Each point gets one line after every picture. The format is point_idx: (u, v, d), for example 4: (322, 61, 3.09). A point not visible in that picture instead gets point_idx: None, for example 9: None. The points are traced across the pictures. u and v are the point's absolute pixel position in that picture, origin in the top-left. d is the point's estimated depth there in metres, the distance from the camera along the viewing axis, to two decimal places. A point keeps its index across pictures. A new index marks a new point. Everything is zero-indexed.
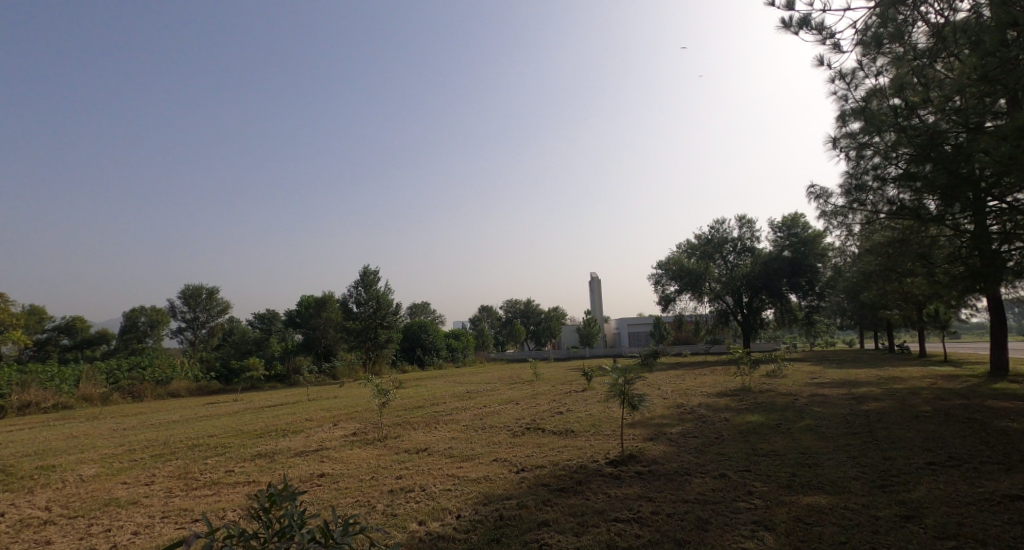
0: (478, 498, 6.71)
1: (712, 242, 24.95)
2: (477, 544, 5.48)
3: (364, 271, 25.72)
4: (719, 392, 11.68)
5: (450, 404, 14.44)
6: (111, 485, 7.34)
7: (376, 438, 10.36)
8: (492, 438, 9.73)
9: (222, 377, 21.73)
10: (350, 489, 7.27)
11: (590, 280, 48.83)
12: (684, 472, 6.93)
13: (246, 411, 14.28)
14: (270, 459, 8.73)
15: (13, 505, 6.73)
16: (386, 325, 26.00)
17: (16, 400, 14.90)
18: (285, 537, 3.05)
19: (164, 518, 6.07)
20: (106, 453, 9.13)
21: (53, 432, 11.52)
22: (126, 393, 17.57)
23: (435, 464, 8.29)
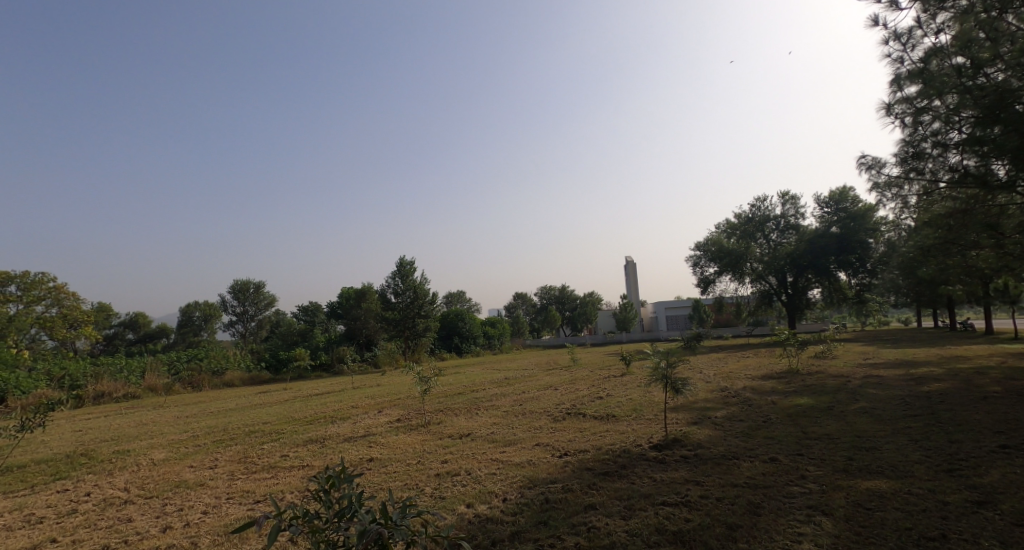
0: (523, 481, 6.80)
1: (753, 221, 24.33)
2: (526, 526, 5.56)
3: (401, 262, 26.14)
4: (765, 375, 11.39)
5: (490, 391, 14.58)
6: (180, 468, 7.77)
7: (419, 424, 10.57)
8: (533, 424, 9.79)
9: (272, 367, 22.46)
10: (398, 473, 7.47)
11: (625, 264, 48.14)
12: (732, 456, 6.82)
13: (296, 399, 14.84)
14: (321, 444, 9.06)
15: (96, 485, 7.21)
16: (423, 314, 26.41)
17: (92, 391, 15.88)
18: (343, 518, 3.17)
19: (229, 500, 6.37)
20: (173, 439, 9.65)
21: (122, 420, 12.21)
22: (186, 383, 18.45)
23: (478, 449, 8.42)
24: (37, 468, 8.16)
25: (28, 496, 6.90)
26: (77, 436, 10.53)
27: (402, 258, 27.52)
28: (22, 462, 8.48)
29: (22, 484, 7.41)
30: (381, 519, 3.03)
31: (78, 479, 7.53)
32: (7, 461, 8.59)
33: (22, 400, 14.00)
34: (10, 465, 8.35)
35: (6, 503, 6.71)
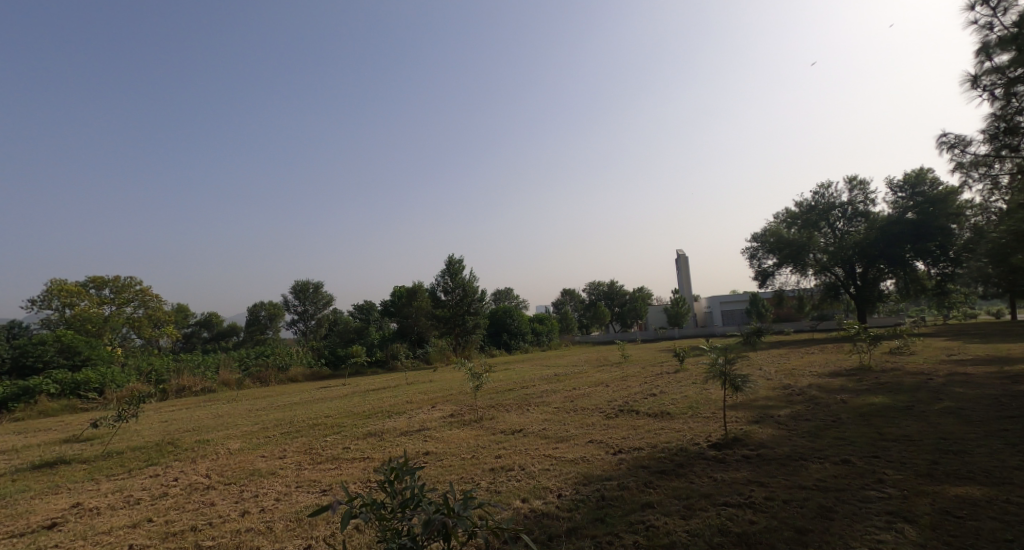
0: (578, 477, 6.75)
1: (816, 210, 23.21)
2: (583, 523, 5.52)
3: (450, 260, 26.77)
4: (832, 372, 10.82)
5: (540, 387, 14.55)
6: (253, 458, 8.18)
7: (472, 419, 10.67)
8: (586, 420, 9.71)
9: (331, 363, 23.27)
10: (454, 467, 7.57)
11: (676, 257, 46.90)
12: (798, 457, 6.52)
13: (354, 394, 15.37)
14: (380, 438, 9.30)
15: (181, 471, 7.69)
16: (473, 311, 27.10)
17: (175, 384, 16.97)
18: (406, 510, 3.28)
19: (298, 488, 6.65)
20: (245, 431, 10.18)
21: (200, 412, 12.97)
22: (255, 378, 19.39)
23: (531, 444, 8.42)
24: (132, 454, 8.79)
25: (126, 479, 7.45)
26: (163, 426, 11.27)
27: (450, 257, 27.58)
28: (118, 449, 9.15)
29: (120, 469, 8.00)
30: (445, 509, 3.13)
31: (166, 465, 8.05)
32: (107, 448, 9.30)
33: (115, 393, 15.13)
34: (109, 451, 9.03)
35: (107, 485, 7.25)
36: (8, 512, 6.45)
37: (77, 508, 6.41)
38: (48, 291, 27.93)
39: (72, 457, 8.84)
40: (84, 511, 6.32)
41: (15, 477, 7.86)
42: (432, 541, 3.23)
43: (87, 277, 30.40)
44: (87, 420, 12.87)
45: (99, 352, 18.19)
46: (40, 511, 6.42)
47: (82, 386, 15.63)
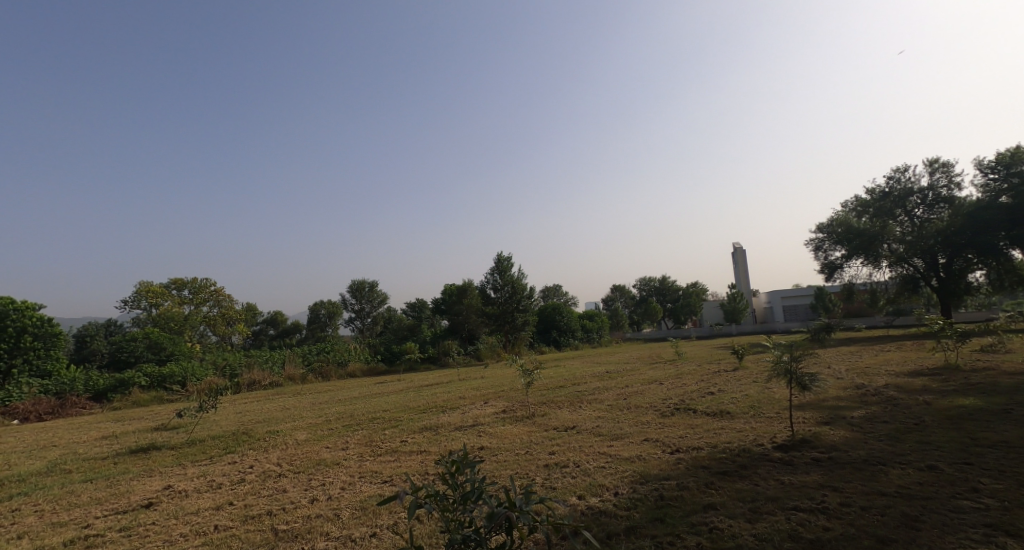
0: (634, 476, 6.58)
1: (891, 196, 21.90)
2: (641, 522, 5.36)
3: (499, 258, 27.32)
4: (911, 371, 10.09)
5: (593, 384, 14.35)
6: (318, 448, 8.45)
7: (524, 416, 10.62)
8: (640, 419, 9.46)
9: (386, 359, 23.83)
10: (508, 462, 7.55)
11: (733, 250, 45.25)
12: (876, 461, 6.10)
13: (409, 389, 15.66)
14: (435, 432, 9.41)
15: (253, 459, 8.04)
16: (521, 309, 27.54)
17: (246, 379, 17.87)
18: (467, 502, 3.45)
19: (361, 478, 6.83)
20: (310, 423, 10.55)
21: (269, 404, 13.57)
22: (318, 374, 20.15)
23: (585, 442, 8.28)
24: (212, 442, 9.29)
25: (207, 465, 7.87)
26: (237, 417, 11.86)
27: (499, 255, 27.91)
28: (200, 437, 9.69)
29: (202, 455, 8.45)
30: (509, 503, 3.28)
31: (242, 453, 8.45)
32: (191, 436, 9.87)
33: (195, 386, 16.09)
34: (192, 439, 9.58)
35: (193, 469, 7.69)
36: (110, 491, 6.93)
37: (169, 490, 6.82)
38: (137, 293, 30.12)
39: (161, 443, 9.42)
40: (175, 493, 6.72)
41: (115, 460, 8.45)
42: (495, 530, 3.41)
43: (169, 278, 32.57)
44: (173, 410, 13.73)
45: (181, 348, 19.46)
46: (138, 491, 6.87)
47: (168, 379, 16.67)
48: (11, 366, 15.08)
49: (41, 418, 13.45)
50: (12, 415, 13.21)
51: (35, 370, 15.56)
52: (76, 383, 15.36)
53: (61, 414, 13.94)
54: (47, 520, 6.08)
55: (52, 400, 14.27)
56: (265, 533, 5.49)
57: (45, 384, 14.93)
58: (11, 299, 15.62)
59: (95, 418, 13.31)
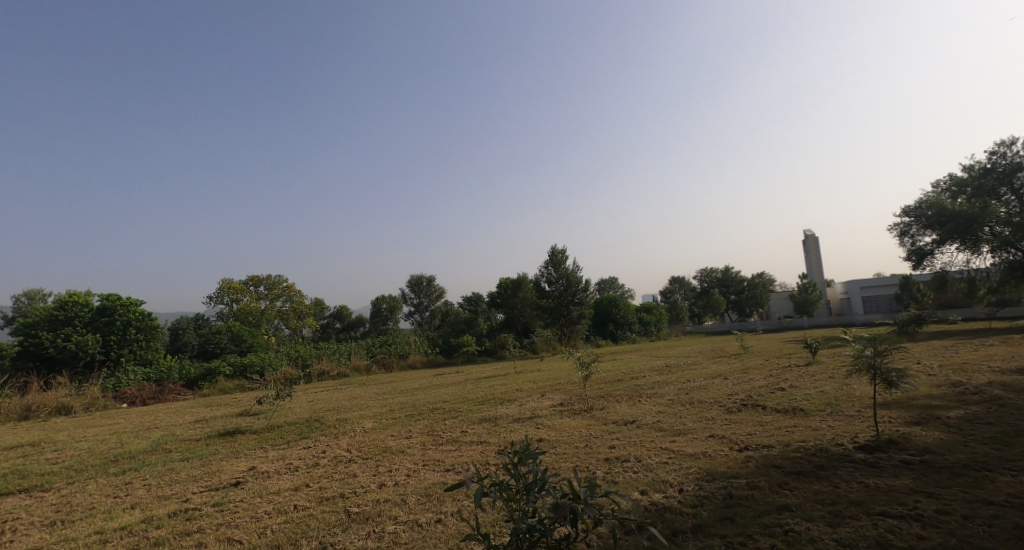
0: (700, 473, 6.25)
1: (993, 174, 19.96)
2: (709, 521, 5.07)
3: (553, 251, 27.06)
4: (1017, 368, 9.08)
5: (652, 378, 13.92)
6: (384, 436, 8.62)
7: (582, 409, 10.40)
8: (705, 414, 9.04)
9: (444, 351, 24.17)
10: (567, 455, 7.39)
11: (805, 238, 42.85)
12: (978, 467, 5.51)
13: (468, 381, 15.79)
14: (495, 423, 9.38)
15: (324, 445, 8.30)
16: (577, 302, 27.14)
17: (316, 369, 18.61)
18: (532, 491, 3.54)
19: (425, 465, 6.88)
20: (376, 412, 10.80)
21: (337, 394, 14.03)
22: (381, 365, 20.71)
23: (646, 436, 7.99)
24: (289, 427, 9.69)
25: (286, 449, 8.20)
26: (308, 405, 12.33)
27: (551, 247, 27.33)
28: (279, 422, 10.14)
29: (281, 439, 8.82)
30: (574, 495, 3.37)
31: (315, 439, 8.74)
32: (270, 422, 10.34)
33: (272, 376, 16.91)
34: (272, 424, 10.04)
35: (273, 452, 8.03)
36: (203, 470, 7.32)
37: (253, 471, 7.13)
38: (220, 289, 32.10)
39: (245, 428, 9.91)
40: (258, 473, 7.02)
41: (206, 442, 8.98)
42: (560, 520, 3.52)
43: (247, 275, 34.52)
44: (254, 398, 14.49)
45: (258, 342, 20.64)
46: (226, 471, 7.23)
47: (248, 368, 17.60)
48: (119, 355, 16.46)
49: (144, 403, 14.48)
50: (121, 399, 14.35)
51: (138, 358, 16.87)
52: (171, 371, 16.45)
53: (160, 399, 14.98)
54: (152, 493, 6.48)
55: (152, 387, 15.35)
56: (338, 514, 5.61)
57: (147, 372, 16.09)
58: (118, 296, 17.21)
59: (188, 403, 14.27)
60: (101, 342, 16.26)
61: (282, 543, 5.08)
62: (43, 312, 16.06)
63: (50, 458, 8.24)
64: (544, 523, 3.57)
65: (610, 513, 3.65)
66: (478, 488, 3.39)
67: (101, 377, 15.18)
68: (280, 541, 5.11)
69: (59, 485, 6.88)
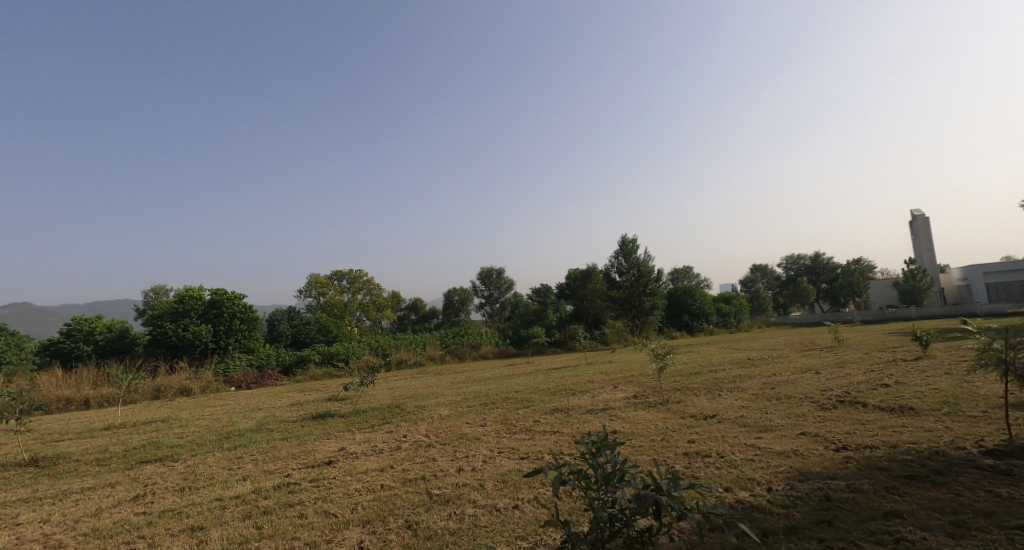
0: (793, 472, 5.88)
1: None
2: (804, 522, 4.77)
3: (624, 241, 26.68)
4: None
5: (732, 371, 13.29)
6: (461, 424, 8.79)
7: (658, 402, 10.11)
8: (794, 411, 8.50)
9: (515, 342, 24.38)
10: (645, 448, 7.21)
11: (913, 218, 39.25)
12: None
13: (539, 372, 15.83)
14: (567, 414, 9.32)
15: (405, 430, 8.59)
16: (649, 292, 26.47)
17: (394, 358, 19.39)
18: (611, 482, 3.55)
19: (501, 453, 6.96)
20: (451, 400, 11.07)
21: (414, 382, 14.53)
22: (455, 354, 21.23)
23: (729, 432, 7.63)
24: (372, 412, 10.15)
25: (371, 432, 8.58)
26: (388, 392, 12.86)
27: (623, 236, 26.85)
28: (363, 408, 10.64)
29: (366, 423, 9.25)
30: (657, 487, 3.37)
31: (396, 424, 9.08)
32: (355, 407, 10.88)
33: (356, 364, 17.81)
34: (357, 409, 10.56)
35: (359, 435, 8.43)
36: (300, 449, 7.82)
37: (343, 451, 7.52)
38: (309, 283, 34.29)
39: (334, 412, 10.49)
40: (348, 454, 7.40)
41: (301, 423, 9.59)
42: (642, 511, 3.50)
43: (332, 271, 36.59)
44: (340, 384, 15.31)
45: (342, 332, 21.84)
46: (320, 450, 7.67)
47: (335, 356, 18.61)
48: (227, 343, 17.91)
49: (249, 387, 15.71)
50: (230, 383, 15.65)
51: (242, 347, 18.31)
52: (270, 358, 17.78)
53: (262, 383, 16.17)
54: (259, 467, 7.00)
55: (255, 372, 16.62)
56: (422, 495, 5.80)
57: (250, 359, 17.47)
58: (224, 290, 18.85)
59: (285, 388, 15.33)
60: (213, 331, 17.82)
61: (370, 519, 5.31)
62: (165, 304, 17.87)
63: (174, 432, 9.11)
64: (625, 514, 3.56)
65: (697, 506, 3.56)
66: (556, 478, 3.42)
67: (213, 363, 16.65)
68: (370, 517, 5.35)
69: (183, 457, 7.58)
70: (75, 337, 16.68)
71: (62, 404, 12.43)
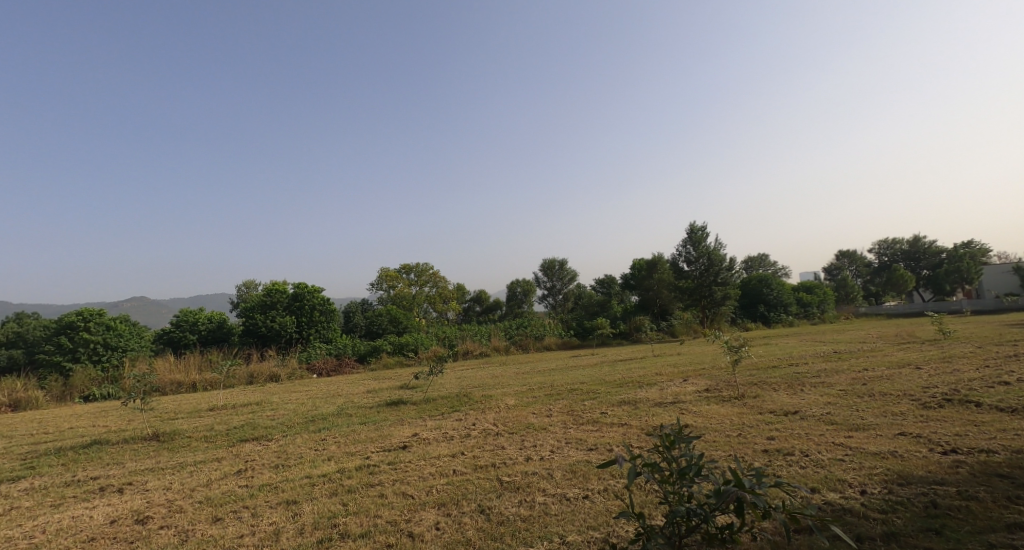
0: (889, 474, 5.50)
1: None
2: (906, 530, 4.47)
3: (692, 229, 25.79)
4: None
5: (816, 366, 12.54)
6: (528, 413, 8.87)
7: (733, 396, 9.72)
8: (890, 409, 7.92)
9: (579, 334, 24.22)
10: (720, 443, 6.97)
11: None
12: None
13: (604, 363, 15.69)
14: (635, 406, 9.18)
15: (474, 419, 8.78)
16: (720, 282, 25.44)
17: (461, 348, 19.83)
18: (687, 476, 3.45)
19: (569, 443, 6.97)
20: (518, 390, 11.18)
21: (481, 372, 14.80)
22: (519, 346, 21.41)
23: (813, 429, 7.24)
24: (441, 401, 10.45)
25: (442, 420, 8.84)
26: (457, 381, 13.16)
27: (691, 224, 25.89)
28: (433, 396, 10.98)
29: (436, 411, 9.54)
30: (740, 484, 3.26)
31: (465, 412, 9.29)
32: (426, 395, 11.25)
33: (425, 354, 18.37)
34: (427, 397, 10.90)
35: (431, 422, 8.71)
36: (377, 433, 8.19)
37: (417, 437, 7.80)
38: (379, 277, 35.81)
39: (406, 399, 10.89)
40: (422, 439, 7.67)
41: (377, 409, 10.04)
42: (722, 507, 3.39)
43: (401, 265, 37.95)
44: (411, 373, 15.86)
45: (411, 322, 22.59)
46: (395, 435, 8.00)
47: (406, 346, 19.27)
48: (309, 333, 18.99)
49: (329, 374, 16.62)
50: (312, 370, 16.62)
51: (322, 337, 19.35)
52: (347, 347, 18.69)
53: (340, 371, 17.05)
54: (341, 449, 7.41)
55: (334, 361, 17.53)
56: (492, 482, 5.91)
57: (329, 348, 18.44)
58: (305, 284, 19.97)
59: (360, 376, 16.09)
60: (296, 322, 18.96)
61: (446, 503, 5.48)
62: (255, 297, 19.25)
63: (267, 414, 9.82)
64: (703, 508, 3.46)
65: (785, 506, 3.42)
66: (632, 469, 3.36)
67: (298, 352, 17.74)
68: (445, 500, 5.52)
69: (277, 437, 8.16)
70: (183, 326, 18.31)
71: (174, 387, 13.70)
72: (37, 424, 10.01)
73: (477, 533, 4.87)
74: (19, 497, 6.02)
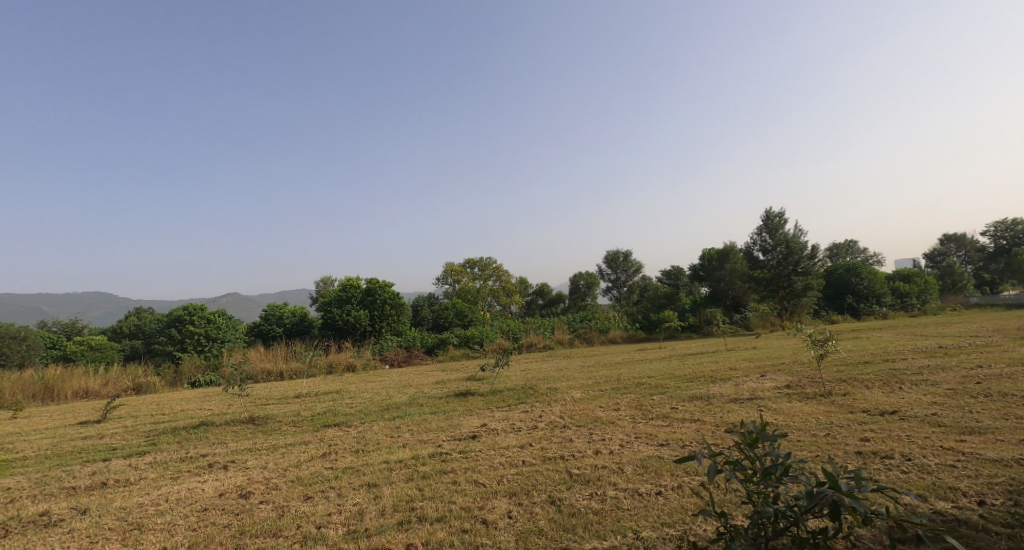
0: (1013, 484, 4.86)
1: None
2: None
3: (768, 215, 24.31)
4: None
5: (915, 362, 11.42)
6: (594, 407, 8.66)
7: (818, 394, 9.03)
8: (1009, 412, 7.03)
9: (645, 327, 23.49)
10: (805, 443, 6.46)
11: None
12: None
13: (672, 357, 15.13)
14: (709, 402, 8.73)
15: (541, 411, 8.68)
16: (800, 271, 23.72)
17: (525, 341, 19.83)
18: (773, 475, 3.16)
19: (638, 438, 6.71)
20: (585, 383, 10.96)
21: (545, 365, 14.70)
22: (583, 339, 21.12)
23: (915, 431, 6.56)
24: (507, 393, 10.43)
25: (509, 411, 8.80)
26: (522, 374, 13.12)
27: (766, 210, 24.40)
28: (499, 388, 10.99)
29: (504, 403, 9.52)
30: (837, 485, 2.94)
31: (531, 404, 9.22)
32: (492, 386, 11.28)
33: (490, 347, 18.54)
34: (494, 389, 10.93)
35: (499, 413, 8.70)
36: (447, 423, 8.28)
37: (485, 427, 7.81)
38: (445, 272, 36.51)
39: (474, 390, 10.97)
40: (490, 429, 7.66)
41: (446, 400, 10.18)
42: (815, 510, 3.08)
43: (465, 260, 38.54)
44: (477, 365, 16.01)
45: (477, 316, 22.84)
46: (464, 425, 8.05)
47: (471, 339, 19.50)
48: (381, 326, 19.66)
49: (399, 365, 17.14)
50: (384, 361, 17.19)
51: (393, 329, 19.98)
52: (416, 340, 19.16)
53: (410, 362, 17.53)
54: (415, 437, 7.54)
55: (404, 352, 18.05)
56: (562, 473, 5.78)
57: (400, 340, 18.99)
58: (376, 278, 20.67)
59: (428, 367, 16.44)
60: (369, 316, 19.63)
61: (516, 492, 5.41)
62: (332, 293, 20.17)
63: (345, 402, 10.22)
64: (793, 510, 3.15)
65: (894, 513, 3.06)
66: (712, 465, 3.11)
67: (371, 344, 18.41)
68: (516, 490, 5.45)
69: (355, 423, 8.45)
70: (270, 319, 19.47)
71: (265, 375, 14.62)
72: (151, 406, 10.95)
73: (549, 523, 4.77)
74: (145, 469, 6.57)
